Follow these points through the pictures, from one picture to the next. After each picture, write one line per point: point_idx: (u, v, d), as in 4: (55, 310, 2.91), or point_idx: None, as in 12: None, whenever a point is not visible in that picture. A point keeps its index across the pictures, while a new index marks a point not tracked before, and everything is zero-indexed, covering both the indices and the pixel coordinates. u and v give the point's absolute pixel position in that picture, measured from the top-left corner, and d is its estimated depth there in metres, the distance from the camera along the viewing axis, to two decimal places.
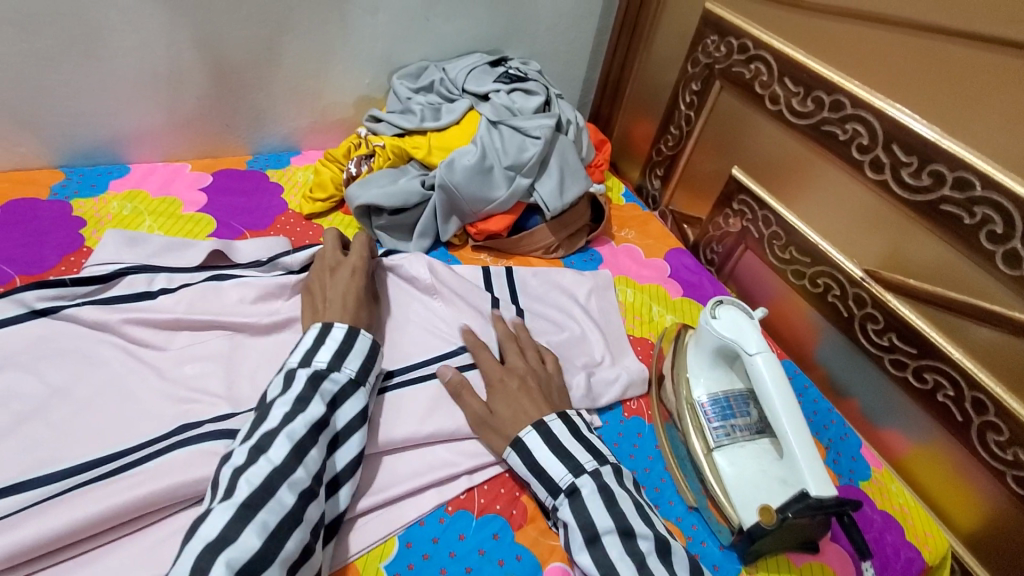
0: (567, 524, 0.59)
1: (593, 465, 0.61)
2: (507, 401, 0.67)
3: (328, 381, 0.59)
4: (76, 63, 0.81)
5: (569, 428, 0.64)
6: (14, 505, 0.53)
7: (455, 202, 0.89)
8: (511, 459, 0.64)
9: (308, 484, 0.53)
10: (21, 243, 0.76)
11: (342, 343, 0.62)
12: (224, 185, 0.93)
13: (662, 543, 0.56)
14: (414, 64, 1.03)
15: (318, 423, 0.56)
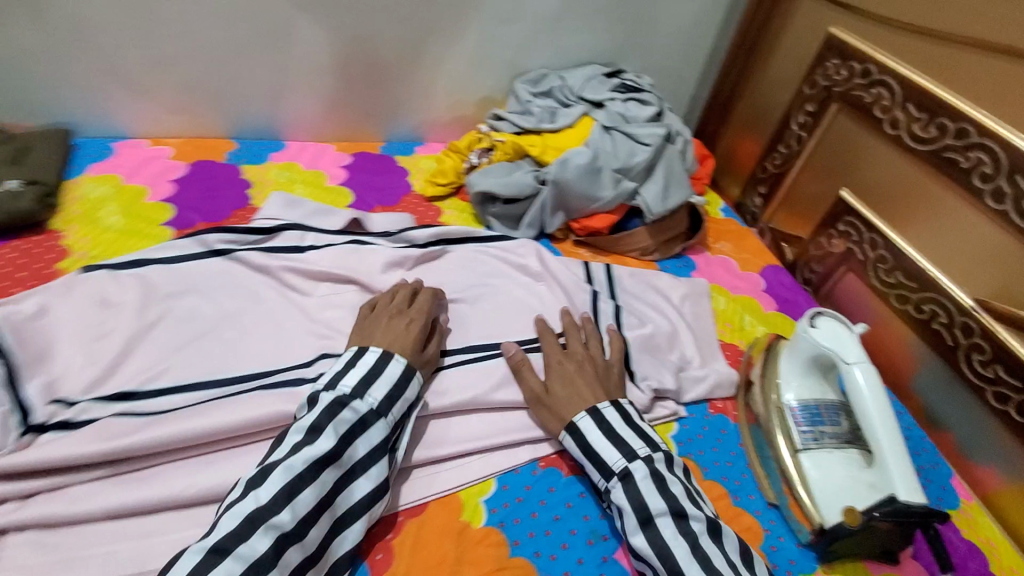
0: (620, 505, 0.61)
1: (645, 451, 0.63)
2: (564, 381, 0.71)
3: (347, 410, 0.59)
4: (261, 51, 0.96)
5: (623, 415, 0.67)
6: (196, 399, 0.65)
7: (563, 198, 0.95)
8: (566, 442, 0.67)
9: (288, 530, 0.51)
10: (202, 195, 0.90)
11: (367, 371, 0.63)
12: (362, 165, 1.05)
13: (714, 526, 0.58)
14: (536, 70, 1.11)
15: (323, 458, 0.55)
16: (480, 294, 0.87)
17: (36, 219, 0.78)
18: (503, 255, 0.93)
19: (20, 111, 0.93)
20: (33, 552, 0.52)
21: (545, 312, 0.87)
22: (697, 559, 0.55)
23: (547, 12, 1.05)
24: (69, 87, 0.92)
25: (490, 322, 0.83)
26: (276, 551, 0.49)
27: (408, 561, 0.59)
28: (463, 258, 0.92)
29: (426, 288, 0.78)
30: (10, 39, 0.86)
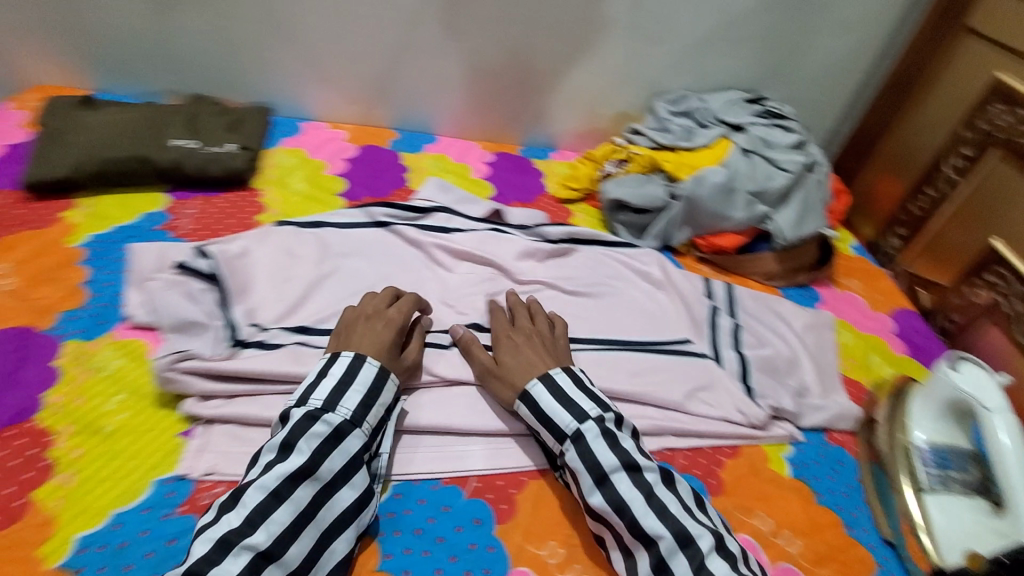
0: (574, 466, 0.62)
1: (594, 412, 0.64)
2: (512, 351, 0.71)
3: (319, 423, 0.59)
4: (434, 54, 1.08)
5: (573, 379, 0.67)
6: None
7: (694, 214, 0.98)
8: (521, 411, 0.67)
9: (264, 549, 0.52)
10: (368, 174, 1.03)
11: (337, 384, 0.62)
12: (503, 164, 1.13)
13: (666, 474, 0.61)
14: (676, 90, 1.15)
15: (291, 476, 0.55)
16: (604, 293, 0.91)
17: (244, 178, 0.94)
18: (627, 261, 0.97)
19: (233, 89, 1.11)
20: (231, 442, 0.63)
21: (663, 319, 0.90)
22: (653, 508, 0.58)
23: (698, 37, 1.09)
24: (274, 71, 1.09)
25: (610, 320, 0.87)
26: (253, 569, 0.50)
27: (528, 517, 0.64)
28: (589, 259, 0.96)
29: (409, 291, 0.77)
30: (240, 29, 1.03)
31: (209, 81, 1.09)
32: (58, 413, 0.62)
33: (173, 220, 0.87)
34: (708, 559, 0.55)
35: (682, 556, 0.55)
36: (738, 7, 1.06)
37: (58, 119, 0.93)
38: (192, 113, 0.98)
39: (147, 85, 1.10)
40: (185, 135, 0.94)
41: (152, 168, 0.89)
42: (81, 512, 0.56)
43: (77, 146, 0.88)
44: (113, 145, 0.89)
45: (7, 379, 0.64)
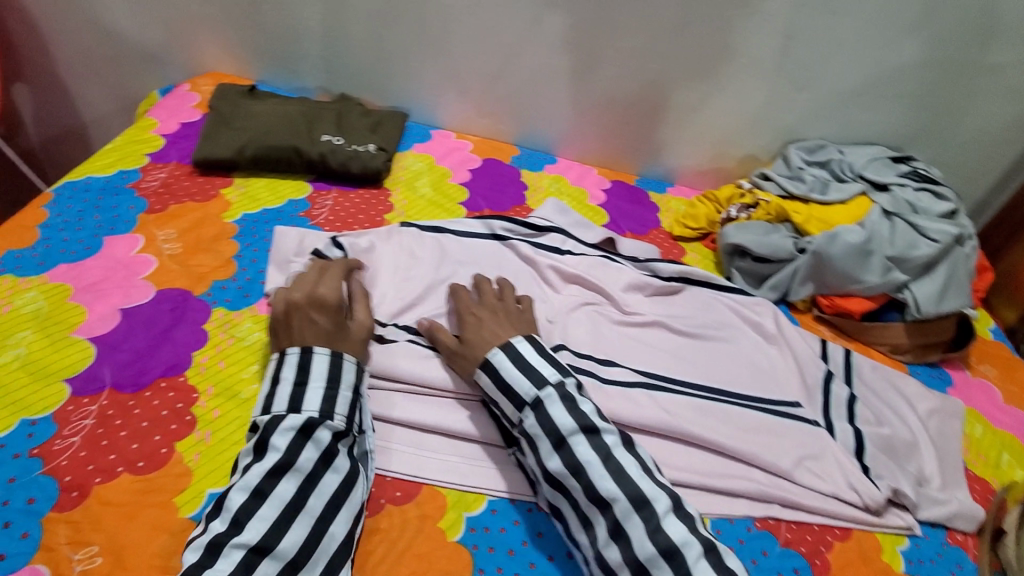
0: (533, 431, 0.63)
1: (554, 378, 0.65)
2: (475, 327, 0.72)
3: (290, 417, 0.60)
4: (569, 78, 1.10)
5: (536, 348, 0.68)
6: None
7: (820, 271, 0.93)
8: (481, 380, 0.68)
9: (254, 545, 0.53)
10: (489, 187, 1.06)
11: (294, 385, 0.63)
12: (619, 192, 1.13)
13: (626, 438, 0.63)
14: (813, 139, 1.10)
15: (271, 471, 0.57)
16: (713, 338, 0.87)
17: (378, 177, 1.00)
18: (739, 309, 0.92)
19: (376, 92, 1.18)
20: None
21: (773, 376, 0.85)
22: (610, 471, 0.59)
23: (846, 88, 1.04)
24: (415, 80, 1.15)
25: (717, 370, 0.83)
26: (246, 566, 0.52)
27: None
28: (700, 301, 0.93)
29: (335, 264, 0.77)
30: (394, 38, 1.10)
31: (356, 82, 1.18)
32: (204, 373, 0.68)
33: (313, 209, 0.94)
34: (664, 521, 0.57)
35: (638, 519, 0.57)
36: (896, 61, 1.00)
37: (227, 104, 1.03)
38: (341, 112, 1.06)
39: (302, 81, 1.20)
40: (333, 132, 1.01)
41: (302, 159, 0.97)
42: (213, 470, 0.60)
43: (242, 131, 0.97)
44: (272, 134, 0.97)
45: (166, 335, 0.71)
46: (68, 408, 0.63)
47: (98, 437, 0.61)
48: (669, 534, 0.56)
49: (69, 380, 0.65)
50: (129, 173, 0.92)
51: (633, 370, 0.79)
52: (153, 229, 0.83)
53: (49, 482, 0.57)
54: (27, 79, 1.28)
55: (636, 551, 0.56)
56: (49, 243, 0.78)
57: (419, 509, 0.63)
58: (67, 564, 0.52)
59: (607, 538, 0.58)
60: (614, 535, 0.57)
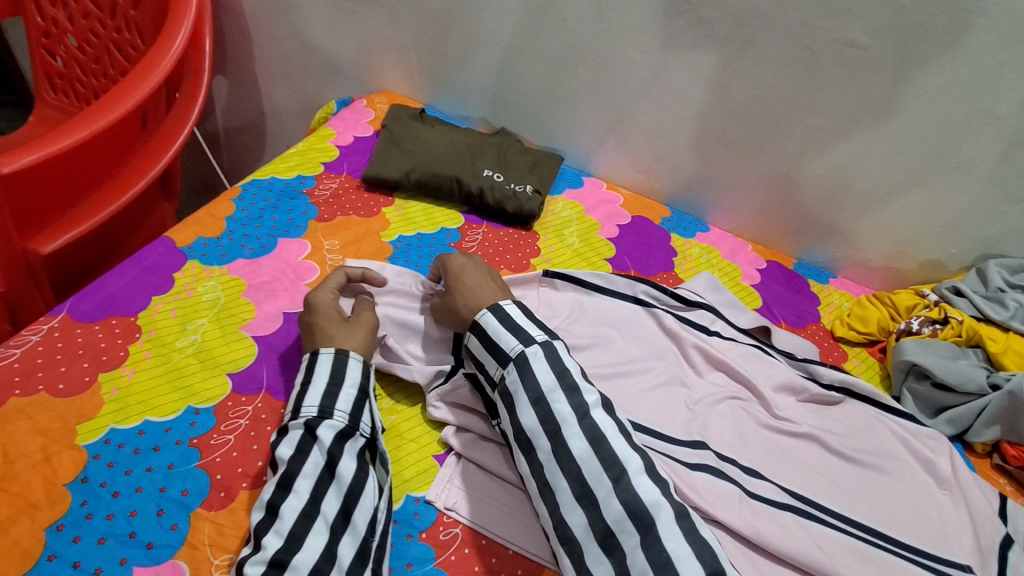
0: (513, 387, 0.64)
1: (541, 337, 0.66)
2: (459, 276, 0.76)
3: (297, 426, 0.60)
4: (739, 148, 1.04)
5: (522, 311, 0.70)
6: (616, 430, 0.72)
7: (1012, 415, 0.80)
8: (470, 342, 0.70)
9: (273, 557, 0.51)
10: (637, 247, 1.03)
11: (299, 385, 0.63)
12: (776, 275, 1.04)
13: (607, 400, 0.62)
14: (1018, 258, 0.96)
15: (279, 483, 0.56)
16: (874, 467, 0.77)
17: (529, 219, 0.99)
18: (908, 440, 0.81)
19: (537, 131, 1.19)
20: (475, 485, 0.66)
21: (940, 528, 0.72)
22: (583, 429, 0.59)
23: None
24: (578, 126, 1.14)
25: (870, 508, 0.73)
26: None
27: None
28: (861, 419, 0.82)
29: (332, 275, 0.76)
30: (568, 84, 1.10)
31: (520, 120, 1.19)
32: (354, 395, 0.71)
33: (463, 241, 0.94)
34: (635, 481, 0.55)
35: (609, 481, 0.56)
36: None
37: (400, 125, 1.07)
38: (501, 147, 1.07)
39: (467, 110, 1.23)
40: (494, 167, 1.02)
41: (460, 190, 0.98)
42: None
43: (410, 154, 1.01)
44: (437, 161, 1.00)
45: None
46: (228, 403, 0.65)
47: (249, 439, 0.63)
48: (640, 494, 0.54)
49: (231, 375, 0.68)
50: (306, 179, 0.98)
51: (781, 488, 0.72)
52: (320, 237, 0.87)
53: (202, 476, 0.59)
54: (228, 74, 1.42)
55: (602, 514, 0.55)
56: (233, 235, 0.84)
57: None
58: (206, 566, 0.53)
59: (572, 501, 0.57)
60: (580, 498, 0.57)
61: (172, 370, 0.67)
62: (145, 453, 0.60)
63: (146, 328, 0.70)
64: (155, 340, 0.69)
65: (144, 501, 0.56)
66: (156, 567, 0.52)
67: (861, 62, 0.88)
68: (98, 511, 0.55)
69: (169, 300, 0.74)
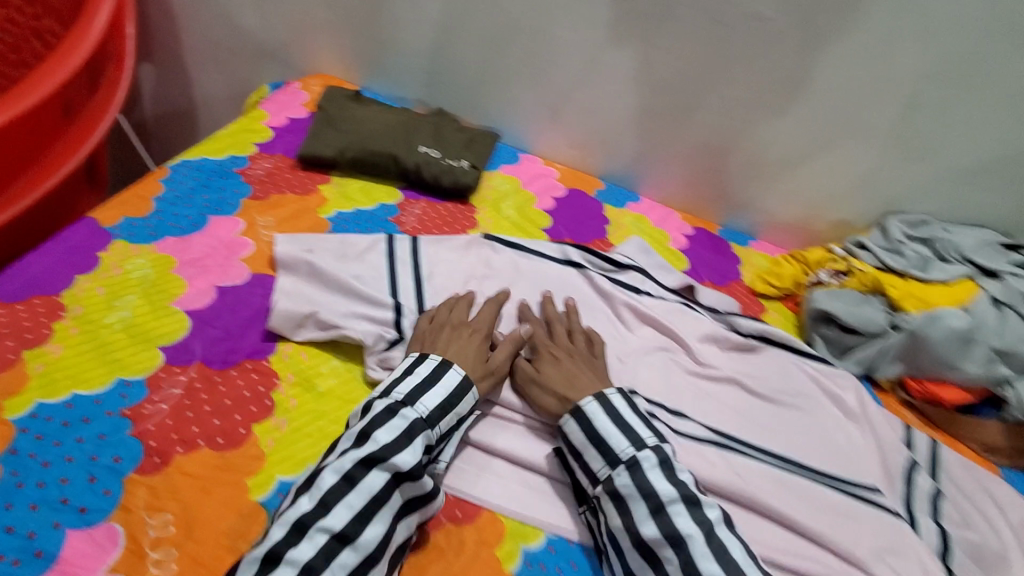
0: (625, 491, 0.61)
1: (652, 441, 0.64)
2: (555, 363, 0.74)
3: (397, 416, 0.62)
4: (665, 121, 1.09)
5: (628, 404, 0.68)
6: None
7: (913, 351, 0.87)
8: (568, 426, 0.67)
9: (338, 533, 0.55)
10: (571, 217, 1.07)
11: (420, 381, 0.66)
12: (702, 240, 1.10)
13: (725, 515, 0.60)
14: (916, 214, 1.03)
15: (364, 460, 0.58)
16: (789, 405, 0.84)
17: (466, 193, 1.01)
18: (820, 379, 0.88)
19: (472, 111, 1.21)
20: None
21: (852, 456, 0.79)
22: (713, 550, 0.56)
23: (962, 164, 0.97)
24: (513, 104, 1.17)
25: (791, 440, 0.79)
26: (328, 552, 0.53)
27: None
28: (778, 365, 0.89)
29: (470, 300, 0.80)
30: (500, 63, 1.13)
31: (456, 101, 1.21)
32: (286, 360, 0.71)
33: (402, 216, 0.96)
34: None
35: None
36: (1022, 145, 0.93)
37: (335, 106, 1.08)
38: (438, 125, 1.09)
39: (402, 91, 1.24)
40: (430, 144, 1.04)
41: (397, 167, 1.00)
42: (286, 458, 0.62)
43: (346, 134, 1.01)
44: (373, 139, 1.01)
45: (256, 320, 0.73)
46: (161, 374, 0.65)
47: (183, 408, 0.63)
48: None
49: (163, 348, 0.68)
50: (238, 159, 0.97)
51: (705, 427, 0.77)
52: (254, 215, 0.87)
53: (135, 443, 0.59)
54: (156, 62, 1.38)
55: None
56: (162, 215, 0.83)
57: (478, 533, 0.63)
58: (143, 528, 0.54)
59: None
60: None
61: (100, 346, 0.66)
62: (74, 425, 0.59)
63: (71, 306, 0.69)
64: (81, 317, 0.68)
65: (76, 470, 0.56)
66: (90, 531, 0.53)
67: (769, 34, 0.95)
68: (28, 481, 0.55)
69: (95, 278, 0.73)
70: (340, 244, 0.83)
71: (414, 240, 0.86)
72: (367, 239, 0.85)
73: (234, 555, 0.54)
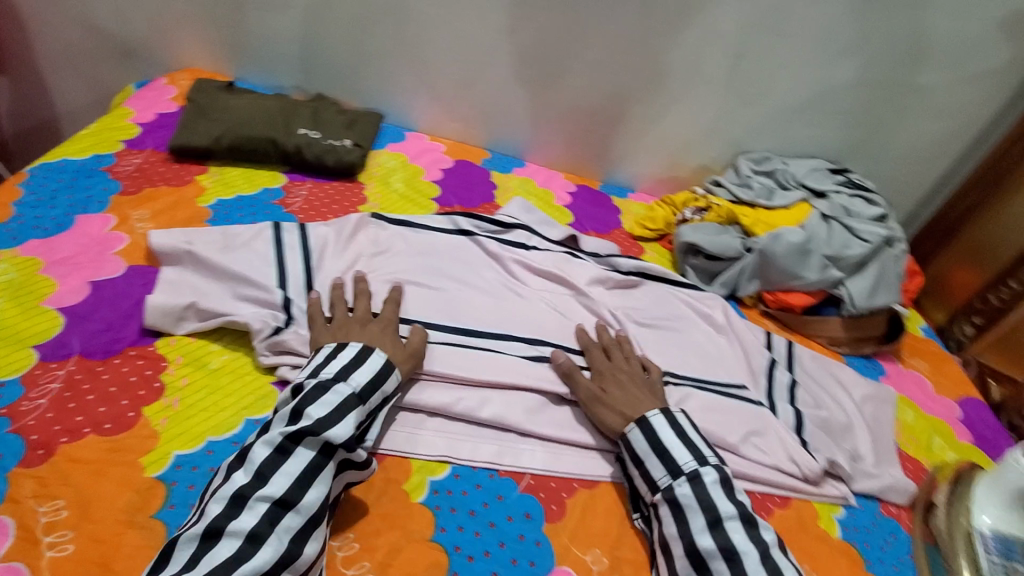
0: (684, 500, 0.64)
1: (714, 460, 0.67)
2: (619, 385, 0.76)
3: (327, 392, 0.62)
4: (537, 88, 1.16)
5: (693, 425, 0.71)
6: (460, 338, 0.80)
7: (765, 268, 1.00)
8: (632, 435, 0.70)
9: (278, 500, 0.56)
10: (460, 185, 1.12)
11: (349, 360, 0.66)
12: (584, 195, 1.19)
13: (779, 539, 0.63)
14: (760, 152, 1.17)
15: (294, 432, 0.58)
16: (666, 327, 0.94)
17: (352, 171, 1.03)
18: (692, 302, 0.99)
19: (353, 93, 1.23)
20: None
21: (721, 362, 0.91)
22: (766, 568, 0.59)
23: (790, 103, 1.12)
24: (390, 83, 1.20)
25: (669, 358, 0.89)
26: (271, 518, 0.55)
27: (578, 523, 0.67)
28: (657, 295, 0.98)
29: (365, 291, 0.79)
30: (372, 42, 1.15)
31: (334, 83, 1.22)
32: (173, 345, 0.70)
33: (287, 197, 0.96)
34: None
35: None
36: (833, 82, 1.08)
37: (205, 96, 1.06)
38: (317, 109, 1.10)
39: (279, 79, 1.24)
40: (310, 126, 1.05)
41: (277, 150, 1.00)
42: (180, 434, 0.62)
43: (220, 122, 1.00)
44: (248, 126, 1.00)
45: (136, 308, 0.72)
46: (37, 371, 0.64)
47: (65, 400, 0.62)
48: None
49: (38, 346, 0.66)
50: (105, 157, 0.94)
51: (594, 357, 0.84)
52: (128, 210, 0.85)
53: (15, 439, 0.58)
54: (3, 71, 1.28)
55: None
56: (23, 219, 0.80)
57: (385, 475, 0.67)
58: (33, 516, 0.54)
59: None
60: None
61: None
62: None
63: None
64: None
65: None
66: None
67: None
68: None
69: None
70: (213, 237, 0.80)
71: (301, 228, 0.85)
72: (252, 229, 0.83)
73: (136, 527, 0.55)
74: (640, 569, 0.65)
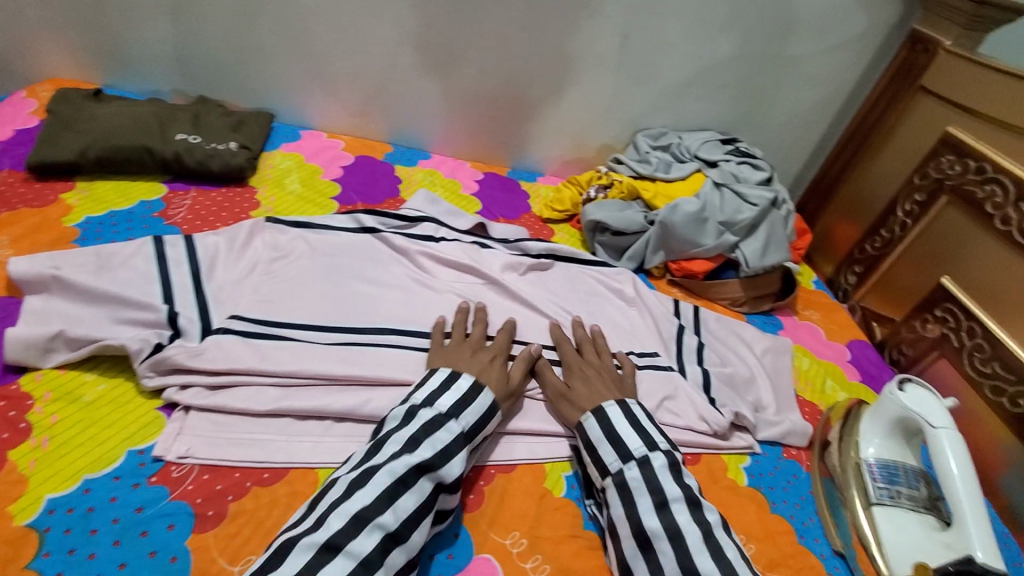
0: (634, 483, 0.65)
1: (665, 446, 0.68)
2: (584, 380, 0.77)
3: (443, 429, 0.63)
4: (433, 78, 1.14)
5: (647, 415, 0.73)
6: (367, 337, 0.78)
7: (667, 239, 1.04)
8: (589, 424, 0.71)
9: (392, 531, 0.54)
10: (362, 181, 1.09)
11: (462, 394, 0.67)
12: (492, 182, 1.19)
13: (723, 520, 0.63)
14: (657, 128, 1.22)
15: (419, 466, 0.58)
16: (577, 305, 0.96)
17: (242, 175, 0.98)
18: (602, 279, 1.01)
19: (240, 94, 1.16)
20: (211, 428, 0.64)
21: (632, 333, 0.94)
22: (710, 548, 0.59)
23: (678, 79, 1.16)
24: (279, 81, 1.14)
25: None
26: (382, 549, 0.53)
27: (495, 509, 0.68)
28: (567, 276, 1.00)
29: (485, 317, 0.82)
30: (252, 39, 1.09)
31: (217, 84, 1.15)
32: (39, 380, 0.65)
33: (168, 209, 0.90)
34: None
35: None
36: (715, 57, 1.13)
37: (67, 106, 0.97)
38: (198, 112, 1.03)
39: (155, 84, 1.15)
40: (189, 131, 0.98)
41: (155, 159, 0.93)
42: (53, 475, 0.58)
43: (84, 133, 0.92)
44: (118, 135, 0.93)
45: None
46: None
47: None
48: None
49: None
50: None
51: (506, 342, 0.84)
52: None
53: None
54: None
55: None
56: None
57: (290, 488, 0.62)
58: None
59: None
60: None
61: None
62: None
63: None
64: None
65: None
66: None
67: None
68: None
69: None
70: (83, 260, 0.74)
71: (186, 240, 0.79)
72: (129, 246, 0.77)
73: None
74: (560, 544, 0.66)
